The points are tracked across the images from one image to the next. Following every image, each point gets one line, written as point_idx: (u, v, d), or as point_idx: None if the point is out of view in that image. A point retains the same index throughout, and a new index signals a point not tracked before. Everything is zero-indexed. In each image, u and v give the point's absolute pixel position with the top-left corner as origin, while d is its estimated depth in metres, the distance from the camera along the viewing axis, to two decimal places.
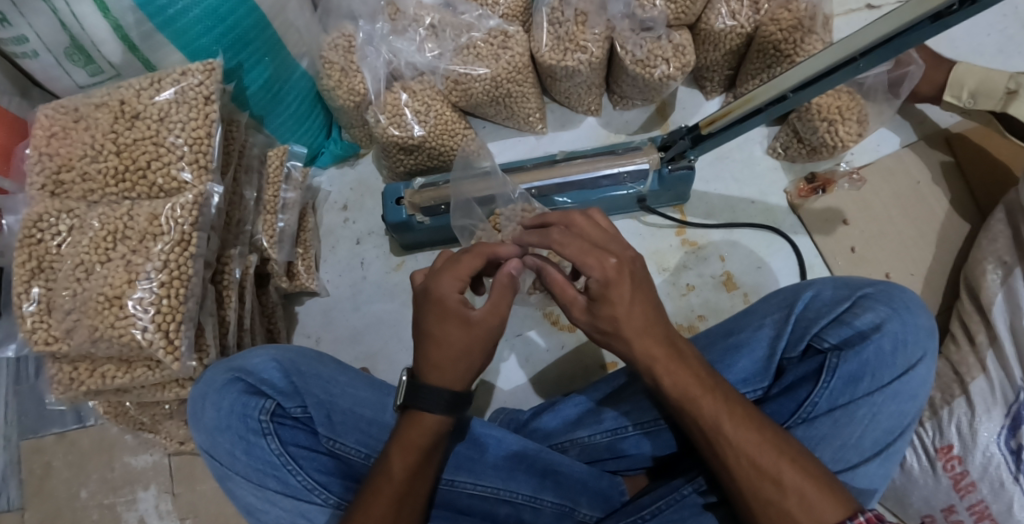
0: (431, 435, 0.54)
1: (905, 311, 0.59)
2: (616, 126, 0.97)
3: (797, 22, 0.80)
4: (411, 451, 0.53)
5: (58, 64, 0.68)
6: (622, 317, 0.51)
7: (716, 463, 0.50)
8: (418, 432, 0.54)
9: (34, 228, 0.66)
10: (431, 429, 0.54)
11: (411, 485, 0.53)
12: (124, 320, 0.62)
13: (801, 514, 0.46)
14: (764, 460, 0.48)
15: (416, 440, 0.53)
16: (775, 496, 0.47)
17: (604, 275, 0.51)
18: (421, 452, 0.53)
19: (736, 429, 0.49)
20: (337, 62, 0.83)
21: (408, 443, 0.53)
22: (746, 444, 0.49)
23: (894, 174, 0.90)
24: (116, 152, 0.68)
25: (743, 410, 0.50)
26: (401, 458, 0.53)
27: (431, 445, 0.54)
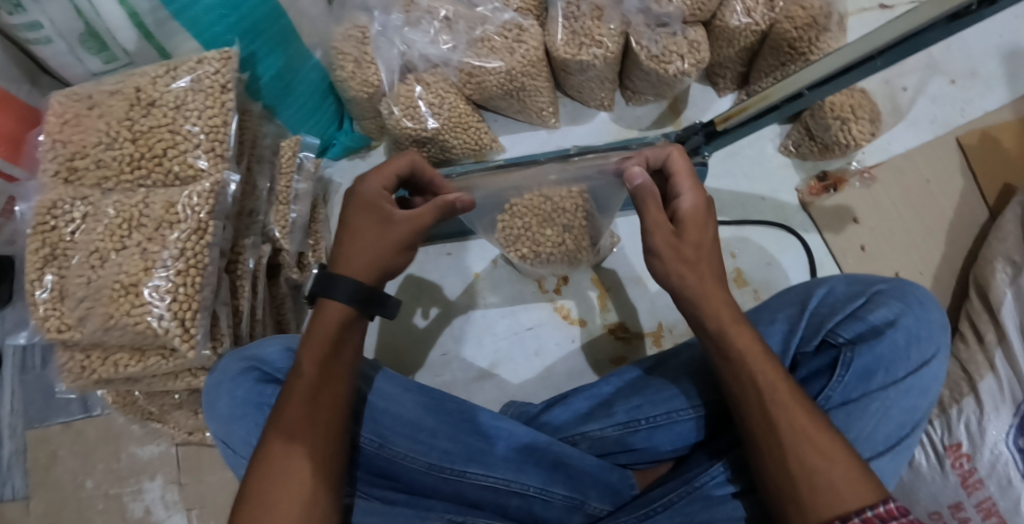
0: (336, 328, 0.55)
1: (918, 307, 0.59)
2: (628, 122, 0.97)
3: (811, 21, 0.80)
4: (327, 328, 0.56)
5: (72, 52, 0.68)
6: (702, 246, 0.57)
7: (763, 428, 0.51)
8: (327, 325, 0.55)
9: (47, 214, 0.66)
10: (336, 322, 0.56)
11: (325, 379, 0.54)
12: (140, 308, 0.61)
13: (845, 485, 0.47)
14: (812, 429, 0.49)
15: (325, 336, 0.55)
16: (821, 466, 0.48)
17: (697, 200, 0.58)
18: (334, 344, 0.55)
19: (791, 394, 0.51)
20: (351, 53, 0.83)
21: (318, 340, 0.55)
22: (794, 411, 0.50)
23: (905, 174, 0.90)
24: (131, 140, 0.67)
25: (796, 385, 0.52)
26: (311, 354, 0.55)
27: (341, 334, 0.56)
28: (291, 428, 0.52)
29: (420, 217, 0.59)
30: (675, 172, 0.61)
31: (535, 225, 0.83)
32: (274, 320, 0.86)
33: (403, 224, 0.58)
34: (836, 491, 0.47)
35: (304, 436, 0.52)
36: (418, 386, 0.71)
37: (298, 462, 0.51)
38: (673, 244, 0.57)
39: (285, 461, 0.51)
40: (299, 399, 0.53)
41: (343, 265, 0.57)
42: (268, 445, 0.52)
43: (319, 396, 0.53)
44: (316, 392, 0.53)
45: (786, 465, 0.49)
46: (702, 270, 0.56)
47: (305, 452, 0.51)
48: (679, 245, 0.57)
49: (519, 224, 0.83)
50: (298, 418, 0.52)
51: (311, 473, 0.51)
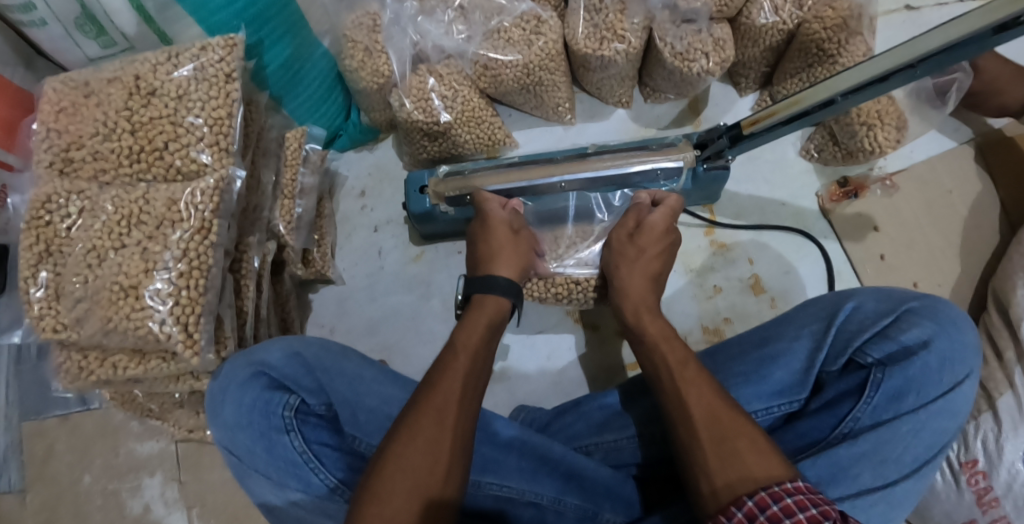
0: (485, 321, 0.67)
1: (951, 326, 0.59)
2: (647, 121, 0.94)
3: (842, 22, 0.77)
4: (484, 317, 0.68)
5: (67, 35, 0.64)
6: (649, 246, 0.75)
7: (676, 405, 0.56)
8: (483, 313, 0.68)
9: (42, 209, 0.63)
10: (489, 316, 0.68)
11: (473, 365, 0.61)
12: (141, 312, 0.58)
13: (750, 453, 0.49)
14: (719, 407, 0.53)
15: (480, 333, 0.65)
16: (729, 437, 0.51)
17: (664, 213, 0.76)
18: (483, 342, 0.65)
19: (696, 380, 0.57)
20: (362, 41, 0.80)
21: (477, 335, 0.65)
22: (699, 394, 0.55)
23: (926, 182, 0.88)
24: (131, 131, 0.64)
25: (705, 374, 0.58)
26: (469, 345, 0.63)
27: (491, 325, 0.68)
28: (439, 401, 0.56)
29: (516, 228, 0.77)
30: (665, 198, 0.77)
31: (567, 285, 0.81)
32: (278, 318, 0.83)
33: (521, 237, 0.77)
34: (739, 459, 0.49)
35: (451, 410, 0.55)
36: None
37: (446, 432, 0.53)
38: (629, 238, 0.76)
39: (433, 430, 0.53)
40: (449, 379, 0.58)
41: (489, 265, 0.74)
42: (412, 415, 0.54)
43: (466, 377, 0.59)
44: (467, 375, 0.59)
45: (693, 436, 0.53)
46: None
47: (450, 424, 0.54)
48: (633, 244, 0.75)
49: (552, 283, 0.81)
50: (450, 392, 0.57)
51: (451, 444, 0.53)
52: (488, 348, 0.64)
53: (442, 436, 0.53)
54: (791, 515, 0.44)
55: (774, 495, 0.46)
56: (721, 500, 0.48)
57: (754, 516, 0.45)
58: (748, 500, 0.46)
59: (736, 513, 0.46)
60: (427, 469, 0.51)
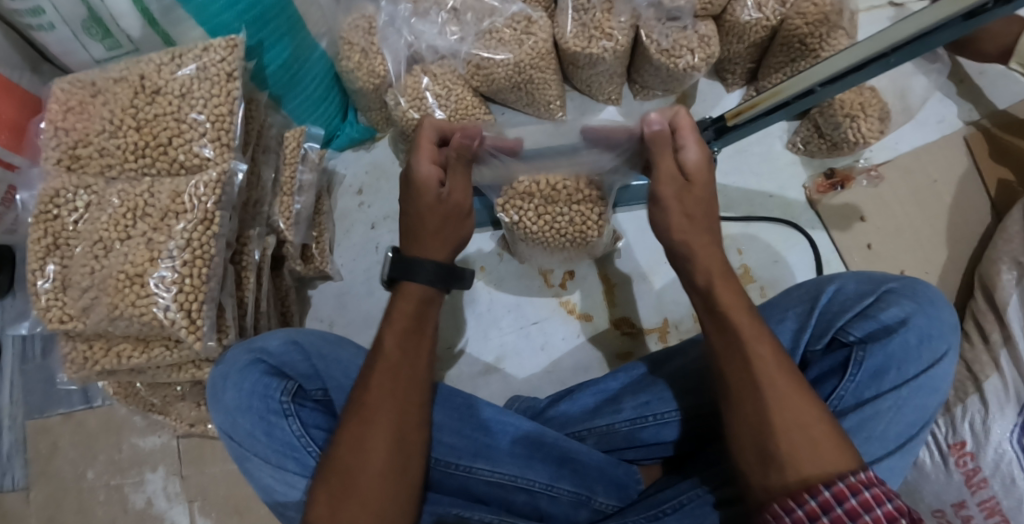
0: (414, 301, 0.61)
1: (929, 305, 0.61)
2: (637, 116, 0.96)
3: (823, 17, 0.80)
4: (412, 297, 0.61)
5: (75, 38, 0.68)
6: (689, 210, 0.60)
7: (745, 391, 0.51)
8: (408, 301, 0.61)
9: (50, 203, 0.65)
10: (417, 297, 0.61)
11: (397, 366, 0.57)
12: (146, 299, 0.60)
13: (808, 459, 0.47)
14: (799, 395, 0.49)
15: (402, 325, 0.59)
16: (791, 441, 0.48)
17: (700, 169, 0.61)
18: (405, 337, 0.59)
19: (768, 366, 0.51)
20: (358, 43, 0.82)
21: (400, 328, 0.59)
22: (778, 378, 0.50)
23: (912, 172, 0.90)
24: (135, 128, 0.66)
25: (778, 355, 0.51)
26: (394, 343, 0.58)
27: (419, 312, 0.61)
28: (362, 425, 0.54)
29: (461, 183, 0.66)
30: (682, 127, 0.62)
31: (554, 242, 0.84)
32: (278, 312, 0.86)
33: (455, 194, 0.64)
34: (796, 465, 0.47)
35: (377, 432, 0.53)
36: None
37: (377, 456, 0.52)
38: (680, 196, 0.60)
39: (360, 459, 0.52)
40: (373, 394, 0.55)
41: (416, 247, 0.63)
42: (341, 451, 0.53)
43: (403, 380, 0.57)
44: (392, 386, 0.56)
45: (762, 424, 0.49)
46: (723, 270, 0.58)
47: (379, 446, 0.53)
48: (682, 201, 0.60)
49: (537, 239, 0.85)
50: (377, 413, 0.54)
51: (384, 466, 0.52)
52: (415, 341, 0.59)
53: (374, 462, 0.52)
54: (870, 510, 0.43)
55: (852, 487, 0.44)
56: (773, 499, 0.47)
57: (829, 508, 0.43)
58: (825, 490, 0.44)
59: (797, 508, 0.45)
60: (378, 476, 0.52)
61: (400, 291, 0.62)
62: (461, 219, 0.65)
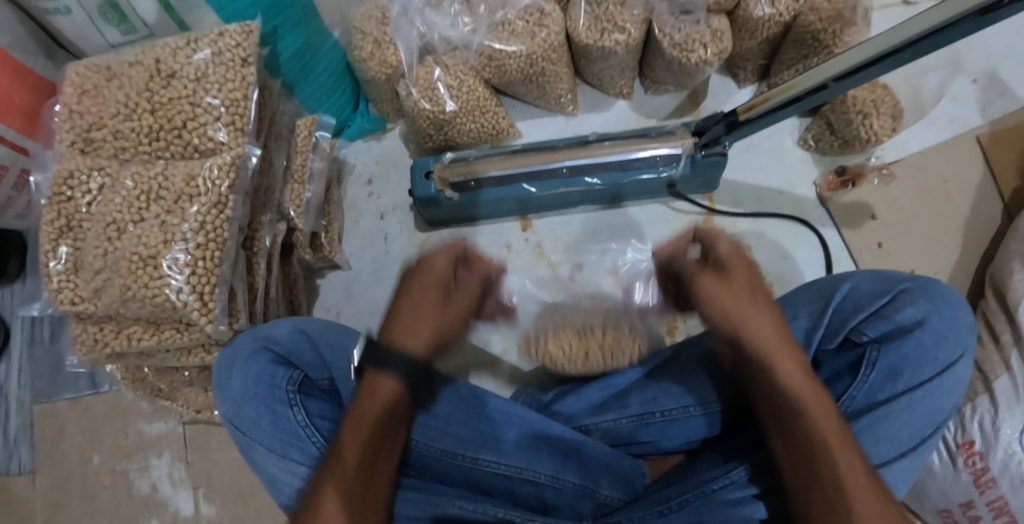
0: (385, 400, 0.58)
1: (945, 306, 0.62)
2: (647, 110, 0.95)
3: (836, 13, 0.80)
4: (380, 401, 0.57)
5: (90, 22, 0.69)
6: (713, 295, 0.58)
7: (790, 418, 0.52)
8: (376, 401, 0.57)
9: (64, 185, 0.66)
10: (385, 395, 0.58)
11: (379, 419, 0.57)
12: (158, 280, 0.60)
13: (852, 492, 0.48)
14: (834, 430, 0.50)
15: (369, 433, 0.55)
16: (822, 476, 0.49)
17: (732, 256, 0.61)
18: (379, 427, 0.56)
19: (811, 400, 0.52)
20: (371, 33, 0.83)
21: (371, 413, 0.56)
22: (845, 459, 0.49)
23: (923, 171, 0.89)
24: (150, 111, 0.66)
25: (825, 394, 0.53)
26: (361, 431, 0.55)
27: (394, 411, 0.58)
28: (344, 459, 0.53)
29: (471, 288, 0.66)
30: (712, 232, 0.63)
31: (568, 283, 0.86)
32: (286, 300, 0.86)
33: (465, 299, 0.65)
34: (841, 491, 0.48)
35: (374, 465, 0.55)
36: None
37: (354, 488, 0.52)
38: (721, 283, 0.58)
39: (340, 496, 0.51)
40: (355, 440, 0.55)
41: (393, 338, 0.60)
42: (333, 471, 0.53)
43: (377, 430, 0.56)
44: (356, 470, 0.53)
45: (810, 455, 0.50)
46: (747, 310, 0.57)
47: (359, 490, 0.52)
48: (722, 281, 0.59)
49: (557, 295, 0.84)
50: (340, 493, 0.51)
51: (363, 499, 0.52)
52: (389, 428, 0.58)
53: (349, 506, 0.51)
54: None
55: None
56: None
57: None
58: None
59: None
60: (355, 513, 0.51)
61: (367, 388, 0.58)
62: (462, 315, 0.64)
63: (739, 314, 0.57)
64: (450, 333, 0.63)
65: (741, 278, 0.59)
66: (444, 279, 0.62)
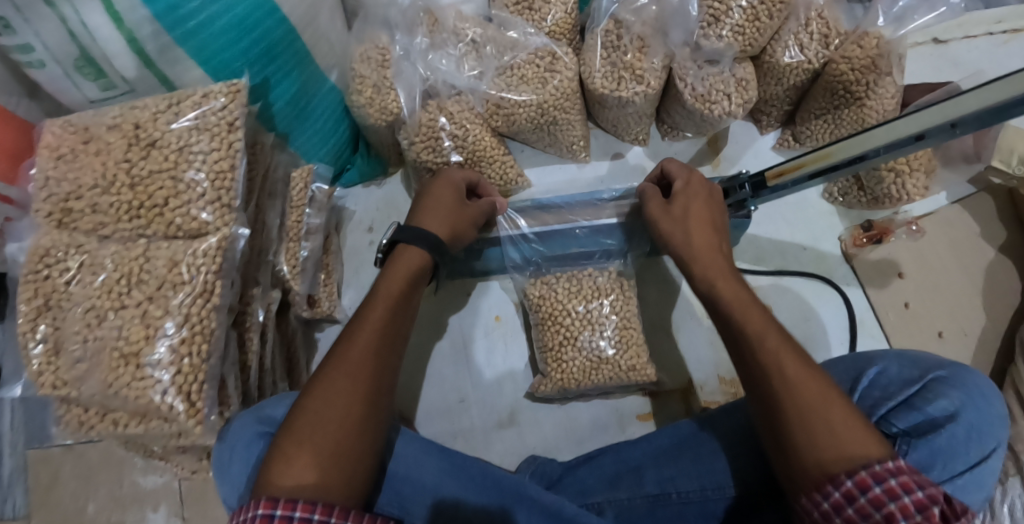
0: (412, 268, 0.64)
1: (979, 396, 0.58)
2: (665, 158, 0.90)
3: (870, 62, 0.74)
4: (399, 278, 0.62)
5: (67, 77, 0.63)
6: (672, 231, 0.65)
7: (754, 365, 0.52)
8: (395, 282, 0.61)
9: (41, 262, 0.61)
10: (415, 263, 0.64)
11: (385, 336, 0.57)
12: (142, 381, 0.56)
13: (824, 437, 0.46)
14: (806, 371, 0.49)
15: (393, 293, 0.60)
16: (806, 436, 0.47)
17: (688, 183, 0.68)
18: (397, 305, 0.60)
19: (787, 356, 0.50)
20: (369, 77, 0.77)
21: (388, 291, 0.60)
22: (807, 393, 0.48)
23: (953, 226, 0.85)
24: (129, 186, 0.61)
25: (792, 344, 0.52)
26: (381, 306, 0.59)
27: (413, 280, 0.63)
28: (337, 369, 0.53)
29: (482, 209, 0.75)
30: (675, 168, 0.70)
31: (574, 302, 0.81)
32: (284, 360, 0.82)
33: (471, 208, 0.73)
34: (818, 429, 0.47)
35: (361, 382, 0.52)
36: (440, 449, 0.69)
37: (343, 394, 0.51)
38: (663, 209, 0.67)
39: (328, 398, 0.51)
40: (356, 352, 0.54)
41: (417, 220, 0.68)
42: (325, 375, 0.52)
43: (373, 352, 0.54)
44: (358, 364, 0.53)
45: (774, 405, 0.49)
46: (713, 254, 0.61)
47: (358, 394, 0.51)
48: (669, 209, 0.66)
49: (559, 316, 0.81)
50: (332, 394, 0.51)
51: (349, 406, 0.51)
52: (401, 311, 0.60)
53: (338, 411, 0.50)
54: (896, 498, 0.42)
55: (876, 476, 0.43)
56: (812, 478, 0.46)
57: (853, 496, 0.43)
58: (847, 480, 0.44)
59: (823, 501, 0.45)
60: (338, 423, 0.50)
61: (397, 254, 0.65)
62: (472, 222, 0.73)
63: (722, 279, 0.59)
64: (461, 228, 0.71)
65: (684, 205, 0.66)
66: (452, 190, 0.72)
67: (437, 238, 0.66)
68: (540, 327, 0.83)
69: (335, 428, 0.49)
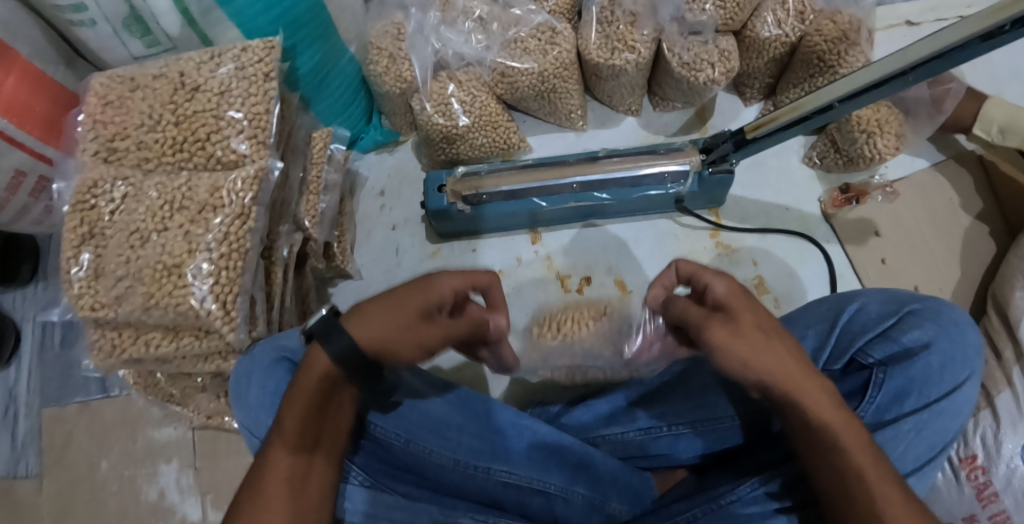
0: (318, 377, 0.52)
1: (953, 328, 0.62)
2: (656, 128, 0.97)
3: (841, 34, 0.82)
4: (306, 394, 0.52)
5: (115, 34, 0.70)
6: (703, 328, 0.51)
7: (814, 455, 0.50)
8: (312, 376, 0.52)
9: (88, 194, 0.67)
10: (324, 371, 0.52)
11: (318, 446, 0.52)
12: (183, 289, 0.61)
13: None
14: (868, 468, 0.47)
15: (301, 409, 0.51)
16: None
17: (727, 292, 0.52)
18: (309, 415, 0.52)
19: (845, 435, 0.48)
20: (387, 48, 0.85)
21: (302, 407, 0.52)
22: (881, 487, 0.47)
23: (927, 190, 0.91)
24: (175, 123, 0.68)
25: (870, 440, 0.48)
26: (293, 422, 0.51)
27: (325, 389, 0.52)
28: (273, 487, 0.50)
29: (456, 325, 0.56)
30: (734, 306, 0.51)
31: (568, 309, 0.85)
32: (300, 309, 0.87)
33: (453, 326, 0.55)
34: None
35: (308, 490, 0.51)
36: (446, 386, 0.73)
37: (281, 514, 0.49)
38: (709, 318, 0.52)
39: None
40: (276, 471, 0.50)
41: (356, 320, 0.52)
42: (249, 504, 0.50)
43: (305, 464, 0.51)
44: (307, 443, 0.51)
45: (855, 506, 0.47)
46: (766, 337, 0.49)
47: (308, 509, 0.50)
48: (739, 326, 0.49)
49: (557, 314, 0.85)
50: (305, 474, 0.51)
51: None
52: (325, 407, 0.52)
53: None
54: None
55: None
56: None
57: None
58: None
59: None
60: None
61: (307, 362, 0.53)
62: (435, 338, 0.53)
63: (795, 381, 0.48)
64: (398, 346, 0.52)
65: (748, 315, 0.50)
66: (413, 314, 0.52)
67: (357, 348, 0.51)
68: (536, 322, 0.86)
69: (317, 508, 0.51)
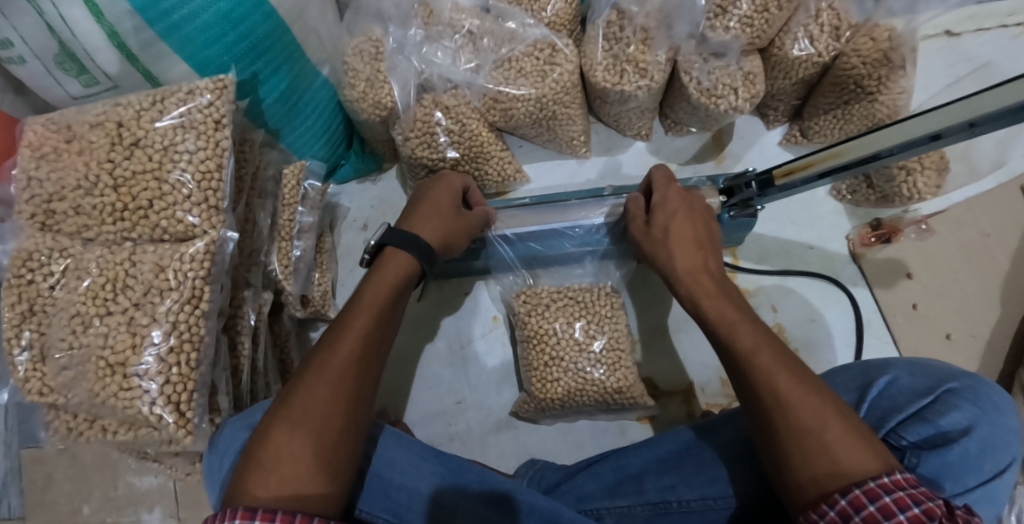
0: (402, 274, 0.59)
1: (992, 410, 0.54)
2: (667, 154, 0.88)
3: (880, 56, 0.71)
4: (386, 282, 0.58)
5: (48, 73, 0.60)
6: (659, 231, 0.64)
7: (741, 376, 0.51)
8: (391, 269, 0.59)
9: (23, 267, 0.59)
10: (402, 268, 0.60)
11: (369, 340, 0.53)
12: (129, 392, 0.55)
13: (818, 452, 0.44)
14: (795, 386, 0.47)
15: (380, 295, 0.57)
16: (796, 448, 0.45)
17: (664, 195, 0.66)
18: (381, 314, 0.56)
19: (767, 357, 0.50)
20: (362, 71, 0.74)
21: (379, 293, 0.57)
22: (801, 404, 0.46)
23: (962, 224, 0.83)
24: (113, 187, 0.59)
25: (795, 366, 0.49)
26: (365, 317, 0.54)
27: (399, 286, 0.59)
28: (318, 368, 0.50)
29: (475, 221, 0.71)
30: (667, 195, 0.66)
31: (558, 320, 0.80)
32: (277, 361, 0.80)
33: (468, 218, 0.69)
34: (816, 440, 0.45)
35: (347, 378, 0.50)
36: (435, 453, 0.62)
37: (323, 392, 0.49)
38: (645, 228, 0.66)
39: (305, 402, 0.48)
40: (347, 347, 0.52)
41: (412, 223, 0.64)
42: (306, 377, 0.50)
43: (360, 357, 0.52)
44: (335, 384, 0.49)
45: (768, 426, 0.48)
46: (683, 241, 0.62)
47: (342, 399, 0.49)
48: (649, 229, 0.65)
49: (546, 335, 0.80)
50: (302, 414, 0.48)
51: (331, 401, 0.48)
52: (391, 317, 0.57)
53: (317, 408, 0.48)
54: (891, 516, 0.40)
55: (871, 493, 0.41)
56: (809, 498, 0.44)
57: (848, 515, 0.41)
58: (840, 499, 0.42)
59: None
60: (321, 420, 0.48)
61: (386, 259, 0.60)
62: (467, 232, 0.68)
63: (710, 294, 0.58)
64: (456, 237, 0.67)
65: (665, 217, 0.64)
66: (438, 214, 0.66)
67: (429, 247, 0.62)
68: (525, 344, 0.81)
69: (313, 437, 0.47)
